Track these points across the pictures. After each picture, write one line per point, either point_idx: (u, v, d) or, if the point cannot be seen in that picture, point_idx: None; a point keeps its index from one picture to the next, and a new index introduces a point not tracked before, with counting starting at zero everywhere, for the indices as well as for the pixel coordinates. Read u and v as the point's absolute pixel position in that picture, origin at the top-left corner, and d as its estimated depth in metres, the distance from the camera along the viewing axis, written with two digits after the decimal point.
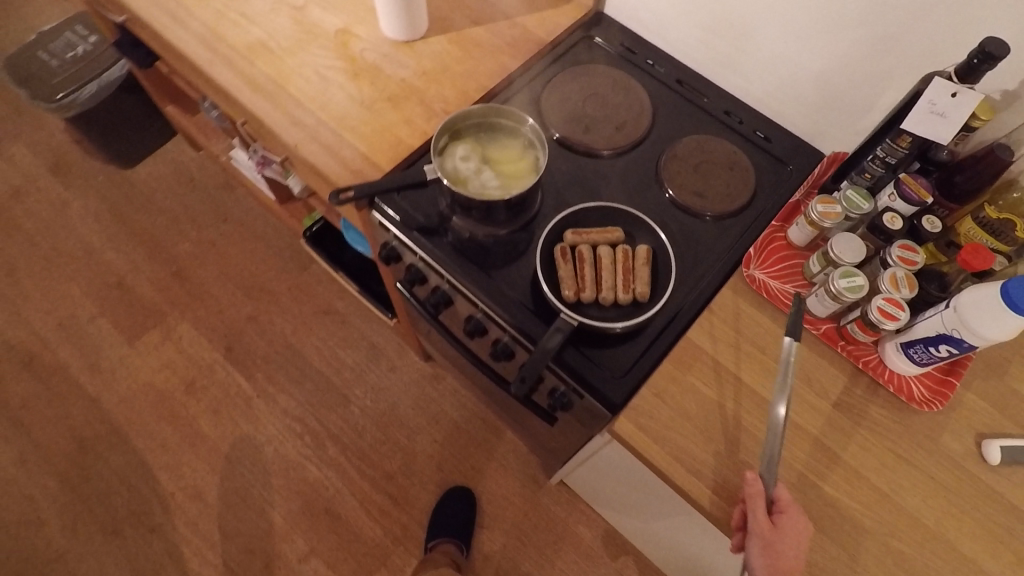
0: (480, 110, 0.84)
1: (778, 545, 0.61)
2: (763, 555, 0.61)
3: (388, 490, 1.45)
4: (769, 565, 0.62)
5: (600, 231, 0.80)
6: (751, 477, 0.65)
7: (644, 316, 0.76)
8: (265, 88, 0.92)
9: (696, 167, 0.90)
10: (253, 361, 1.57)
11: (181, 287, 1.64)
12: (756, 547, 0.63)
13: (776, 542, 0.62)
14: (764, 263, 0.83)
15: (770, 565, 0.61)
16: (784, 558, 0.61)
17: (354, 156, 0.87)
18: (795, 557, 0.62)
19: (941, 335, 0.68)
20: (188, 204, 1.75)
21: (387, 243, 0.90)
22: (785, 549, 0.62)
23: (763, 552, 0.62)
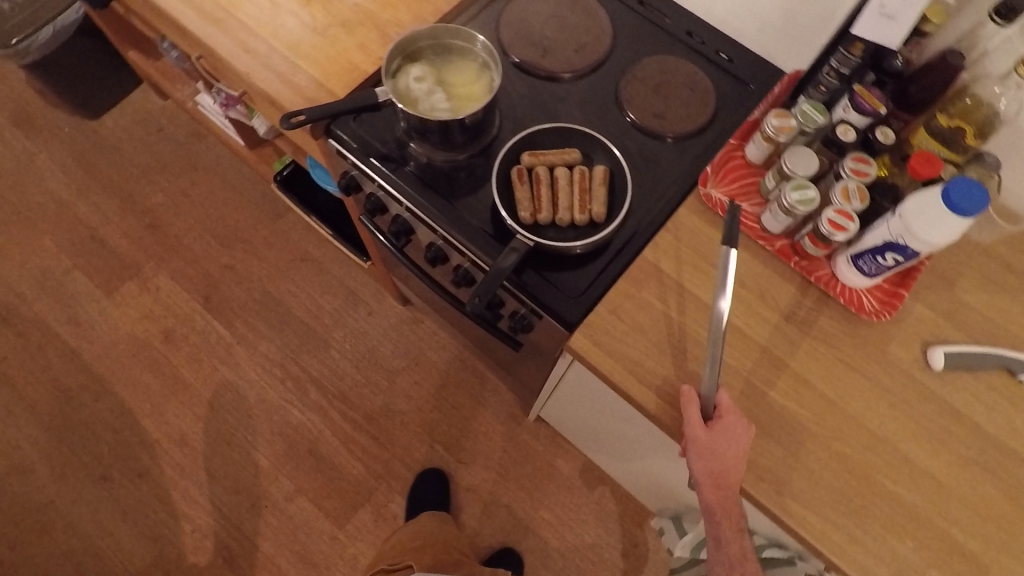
0: (434, 30, 0.82)
1: (714, 447, 0.66)
2: (700, 457, 0.67)
3: (370, 431, 1.48)
4: (705, 464, 0.67)
5: (557, 153, 0.80)
6: (690, 388, 0.70)
7: (600, 236, 0.77)
8: (215, 16, 0.89)
9: (656, 88, 0.89)
10: (232, 308, 1.58)
11: (156, 237, 1.63)
12: (693, 450, 0.68)
13: (712, 444, 0.66)
14: (721, 181, 0.82)
15: (705, 465, 0.67)
16: (719, 458, 0.66)
17: (307, 83, 0.85)
18: (731, 457, 0.66)
19: (888, 244, 0.68)
20: (158, 154, 1.72)
21: (346, 172, 0.90)
22: (720, 451, 0.66)
23: (700, 454, 0.67)
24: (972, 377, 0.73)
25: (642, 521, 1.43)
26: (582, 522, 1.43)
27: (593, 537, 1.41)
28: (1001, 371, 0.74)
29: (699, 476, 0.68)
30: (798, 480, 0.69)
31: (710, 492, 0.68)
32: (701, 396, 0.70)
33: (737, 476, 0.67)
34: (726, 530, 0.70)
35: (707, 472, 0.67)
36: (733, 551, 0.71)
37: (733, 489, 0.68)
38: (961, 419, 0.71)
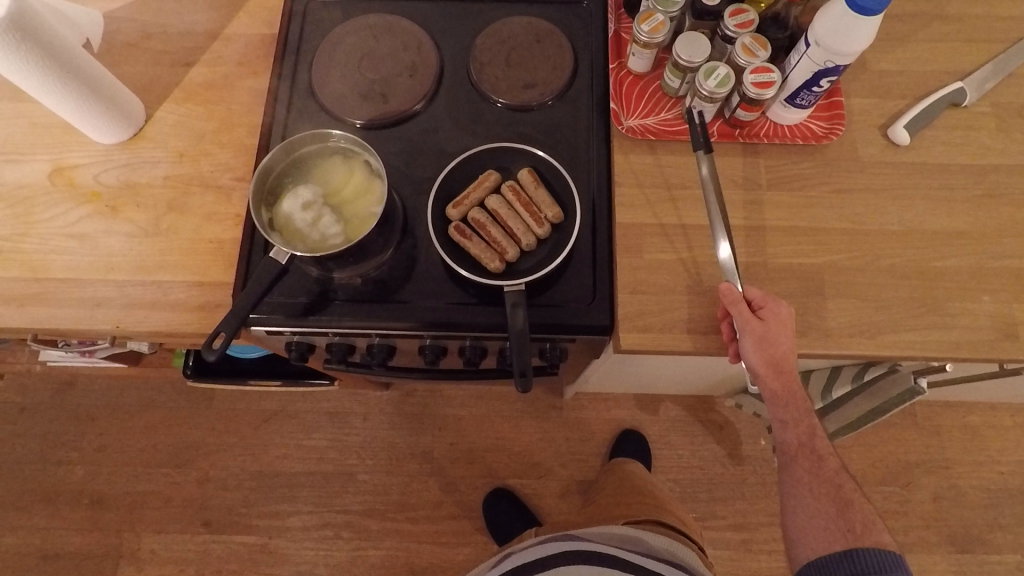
0: (280, 153, 0.71)
1: (768, 334, 0.65)
2: (757, 348, 0.65)
3: (447, 514, 1.42)
4: (763, 354, 0.65)
5: (477, 186, 0.73)
6: (727, 285, 0.67)
7: (572, 235, 0.72)
8: (30, 292, 0.73)
9: (508, 61, 0.82)
10: (239, 512, 1.42)
11: (111, 509, 1.43)
12: (748, 345, 0.66)
13: (766, 333, 0.65)
14: (631, 108, 0.78)
15: (764, 353, 0.65)
16: (774, 343, 0.65)
17: (187, 291, 0.72)
18: (783, 340, 0.66)
19: (818, 73, 0.68)
20: (42, 433, 1.48)
21: (290, 342, 0.79)
22: (774, 335, 0.66)
23: (757, 346, 0.65)
24: (931, 131, 0.77)
25: (712, 406, 1.47)
26: (670, 444, 1.45)
27: (686, 449, 1.45)
28: (948, 109, 0.78)
29: (756, 368, 0.67)
30: (879, 316, 0.70)
31: (771, 380, 0.67)
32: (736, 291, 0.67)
33: (792, 357, 0.67)
34: (793, 413, 0.69)
35: (766, 360, 0.66)
36: (806, 432, 0.69)
37: (791, 369, 0.67)
38: (950, 170, 0.75)
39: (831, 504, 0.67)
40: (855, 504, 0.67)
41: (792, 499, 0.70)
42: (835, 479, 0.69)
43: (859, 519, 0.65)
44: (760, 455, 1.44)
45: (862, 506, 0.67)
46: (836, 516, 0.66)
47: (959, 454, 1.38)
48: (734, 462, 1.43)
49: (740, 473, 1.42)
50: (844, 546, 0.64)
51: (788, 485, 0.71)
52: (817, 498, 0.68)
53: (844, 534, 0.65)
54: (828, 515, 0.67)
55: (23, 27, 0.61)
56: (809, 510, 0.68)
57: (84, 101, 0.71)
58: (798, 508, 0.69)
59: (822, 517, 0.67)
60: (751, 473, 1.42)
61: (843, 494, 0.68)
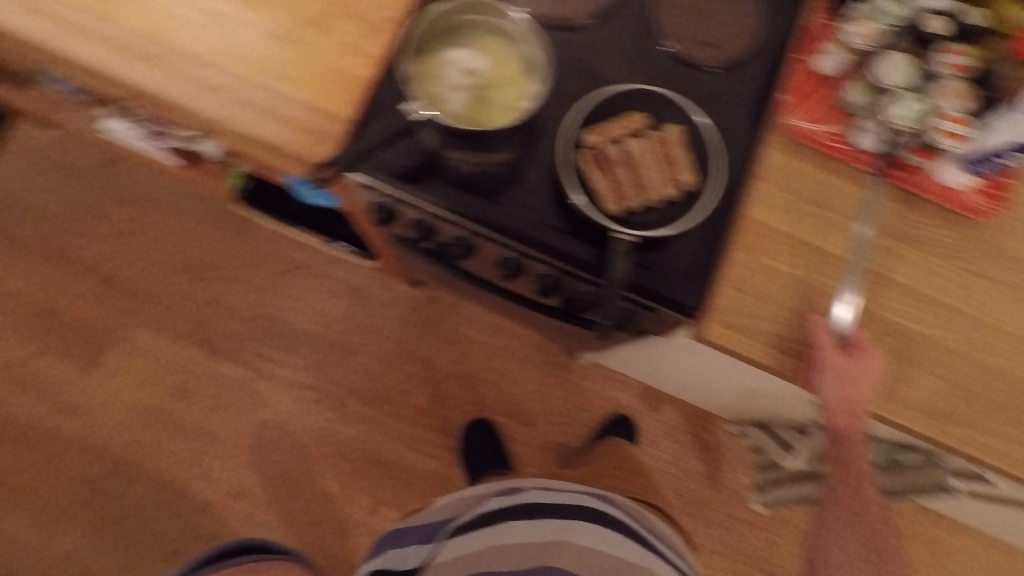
0: (445, 10, 0.67)
1: (851, 373, 0.63)
2: (837, 385, 0.63)
3: (426, 422, 1.43)
4: (841, 392, 0.64)
5: (623, 123, 0.70)
6: (817, 317, 0.67)
7: (697, 209, 0.69)
8: (148, 52, 0.70)
9: (694, 11, 0.78)
10: (236, 343, 1.44)
11: (118, 293, 1.44)
12: (827, 378, 0.64)
13: (849, 371, 0.63)
14: (800, 107, 0.74)
15: (841, 392, 0.64)
16: (855, 384, 0.64)
17: (302, 112, 0.70)
18: (864, 384, 0.64)
19: (1012, 143, 0.65)
20: (77, 197, 1.47)
21: (378, 204, 0.77)
22: (860, 377, 0.64)
23: (837, 383, 0.63)
24: None
25: (710, 425, 1.47)
26: (656, 443, 1.46)
27: (669, 454, 1.46)
28: None
29: (828, 403, 0.66)
30: (957, 405, 0.68)
31: (840, 418, 0.67)
32: (831, 325, 0.67)
33: (867, 403, 0.65)
34: (853, 453, 0.71)
35: (841, 399, 0.64)
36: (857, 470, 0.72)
37: (861, 413, 0.66)
38: None
39: (867, 542, 0.73)
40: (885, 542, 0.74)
41: (830, 526, 0.75)
42: (876, 521, 0.74)
43: (887, 553, 0.74)
44: (737, 487, 1.44)
45: (891, 548, 0.74)
46: (868, 552, 0.73)
47: None
48: (709, 484, 1.44)
49: (709, 495, 1.44)
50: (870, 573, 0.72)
51: (830, 517, 0.75)
52: (859, 538, 0.73)
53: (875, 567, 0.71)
54: (863, 549, 0.73)
55: None
56: (846, 544, 0.73)
57: None
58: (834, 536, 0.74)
59: (856, 550, 0.73)
60: (719, 500, 1.44)
61: (880, 537, 0.74)
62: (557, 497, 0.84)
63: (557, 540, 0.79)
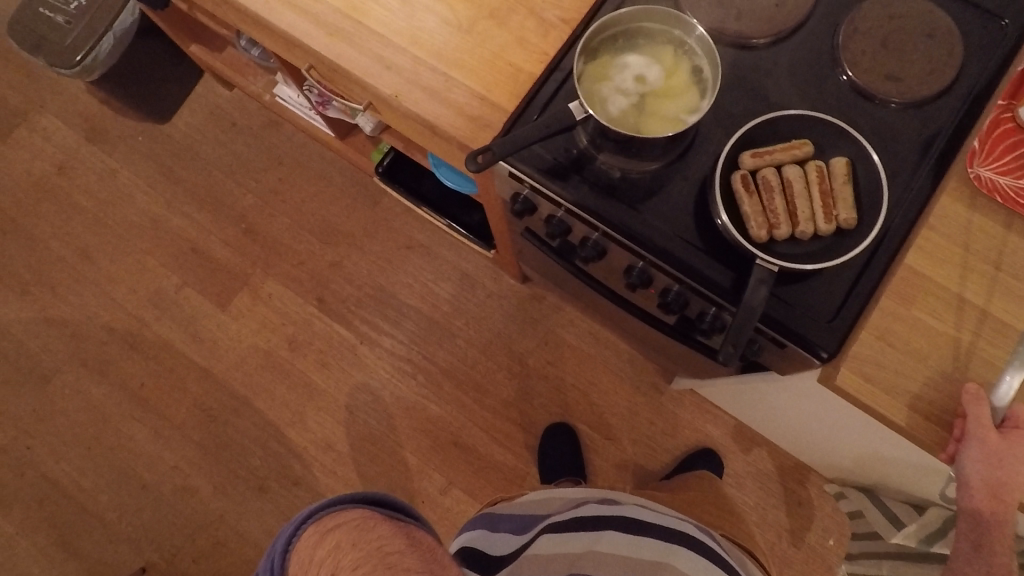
0: (628, 15, 0.68)
1: (1003, 456, 0.57)
2: (981, 466, 0.57)
3: (510, 416, 1.45)
4: (986, 474, 0.58)
5: (785, 148, 0.67)
6: (973, 386, 0.60)
7: (852, 250, 0.64)
8: (341, 27, 0.76)
9: (883, 41, 0.72)
10: (349, 307, 1.53)
11: (256, 243, 1.57)
12: (971, 456, 0.58)
13: (999, 453, 0.57)
14: (990, 157, 0.69)
15: (985, 474, 0.57)
16: (1004, 468, 0.57)
17: (466, 98, 0.73)
18: (1016, 471, 0.57)
19: None
20: (238, 151, 1.63)
21: (518, 194, 0.79)
22: (1013, 459, 0.57)
23: (982, 464, 0.57)
24: None
25: (804, 480, 1.38)
26: (741, 487, 1.39)
27: (754, 501, 1.38)
28: None
29: (969, 484, 0.59)
30: None
31: (979, 501, 0.60)
32: (988, 399, 0.59)
33: (1018, 491, 0.58)
34: (993, 543, 0.62)
35: (984, 482, 0.58)
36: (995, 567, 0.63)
37: (1008, 501, 0.59)
38: None
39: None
40: None
41: None
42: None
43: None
44: (824, 553, 1.34)
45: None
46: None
47: None
48: (793, 542, 1.35)
49: (791, 554, 1.35)
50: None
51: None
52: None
53: None
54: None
55: None
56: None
57: None
58: None
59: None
60: (802, 562, 1.34)
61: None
62: (656, 517, 0.88)
63: (659, 561, 0.80)
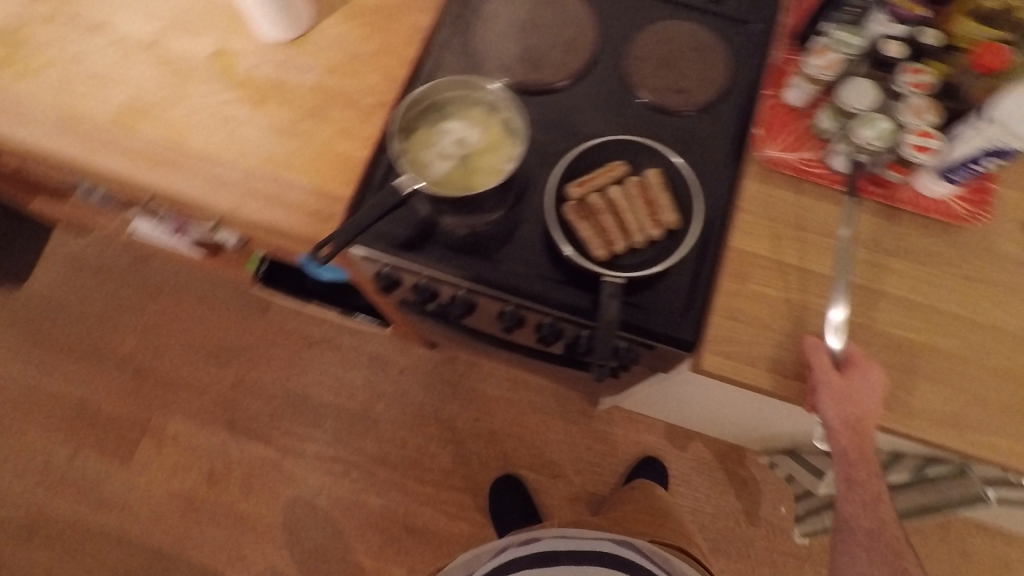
0: (431, 90, 0.73)
1: (850, 393, 0.63)
2: (836, 406, 0.63)
3: (454, 484, 1.43)
4: (842, 412, 0.64)
5: (603, 172, 0.74)
6: (811, 339, 0.68)
7: (682, 246, 0.71)
8: (166, 158, 0.77)
9: (662, 61, 0.82)
10: (263, 423, 1.47)
11: (149, 384, 1.49)
12: (825, 399, 0.65)
13: (846, 391, 0.63)
14: (775, 138, 0.77)
15: (842, 413, 0.63)
16: (855, 403, 0.63)
17: (305, 196, 0.75)
18: (866, 403, 0.64)
19: (986, 150, 0.65)
20: (109, 296, 1.56)
21: (380, 272, 0.81)
22: (859, 395, 0.64)
23: (836, 404, 0.64)
24: None
25: (743, 459, 1.44)
26: (688, 484, 1.43)
27: (703, 494, 1.42)
28: None
29: (832, 426, 0.65)
30: (974, 411, 0.67)
31: (845, 439, 0.65)
32: (825, 345, 0.67)
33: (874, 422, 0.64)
34: (862, 475, 0.67)
35: (845, 420, 0.64)
36: (870, 495, 0.68)
37: (868, 432, 0.65)
38: None
39: (885, 568, 0.69)
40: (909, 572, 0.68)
41: (845, 556, 0.71)
42: (895, 546, 0.69)
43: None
44: (779, 522, 1.40)
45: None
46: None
47: None
48: (749, 521, 1.40)
49: (751, 533, 1.39)
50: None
51: (842, 540, 0.71)
52: (871, 561, 0.69)
53: None
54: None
55: None
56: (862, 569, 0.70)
57: None
58: (850, 563, 0.71)
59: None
60: (762, 537, 1.39)
61: (901, 561, 0.69)
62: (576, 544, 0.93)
63: None
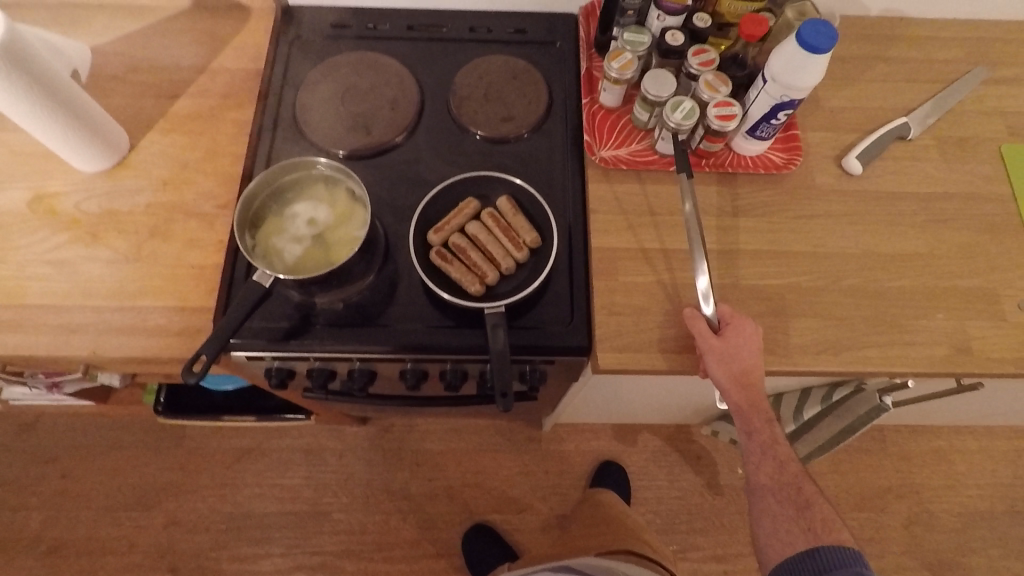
0: (265, 180, 0.73)
1: (730, 349, 0.68)
2: (719, 363, 0.68)
3: (424, 552, 1.39)
4: (727, 368, 0.68)
5: (456, 212, 0.75)
6: (689, 309, 0.71)
7: (549, 259, 0.74)
8: (2, 319, 0.72)
9: (486, 96, 0.86)
10: (207, 556, 1.37)
11: (69, 557, 1.36)
12: (712, 360, 0.69)
13: (726, 349, 0.68)
14: (604, 140, 0.82)
15: (727, 369, 0.68)
16: (736, 358, 0.68)
17: (166, 316, 0.72)
18: (747, 355, 0.69)
19: (776, 106, 0.73)
20: (1, 476, 1.42)
21: (270, 368, 0.79)
22: (738, 350, 0.68)
23: (721, 361, 0.68)
24: (881, 162, 0.83)
25: (689, 435, 1.49)
26: (648, 475, 1.45)
27: (664, 480, 1.45)
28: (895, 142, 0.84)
29: (722, 383, 0.69)
30: (841, 331, 0.74)
31: (738, 394, 0.69)
32: (701, 313, 0.71)
33: (758, 370, 0.69)
34: (757, 423, 0.70)
35: (730, 375, 0.68)
36: (766, 440, 0.71)
37: (756, 382, 0.69)
38: (898, 198, 0.80)
39: (791, 506, 0.70)
40: (814, 503, 0.69)
41: (758, 507, 0.72)
42: (794, 482, 0.71)
43: (819, 517, 0.68)
44: (738, 484, 1.45)
45: (822, 506, 0.69)
46: (798, 517, 0.69)
47: (931, 479, 1.41)
48: (713, 491, 1.44)
49: (717, 502, 1.43)
50: (806, 544, 0.67)
51: (754, 490, 0.73)
52: (779, 502, 0.70)
53: (805, 533, 0.68)
54: (789, 517, 0.69)
55: (12, 55, 0.62)
56: (773, 514, 0.70)
57: (70, 129, 0.72)
58: (762, 512, 0.71)
59: (785, 519, 0.70)
60: (728, 503, 1.43)
61: (803, 495, 0.70)
62: None
63: None
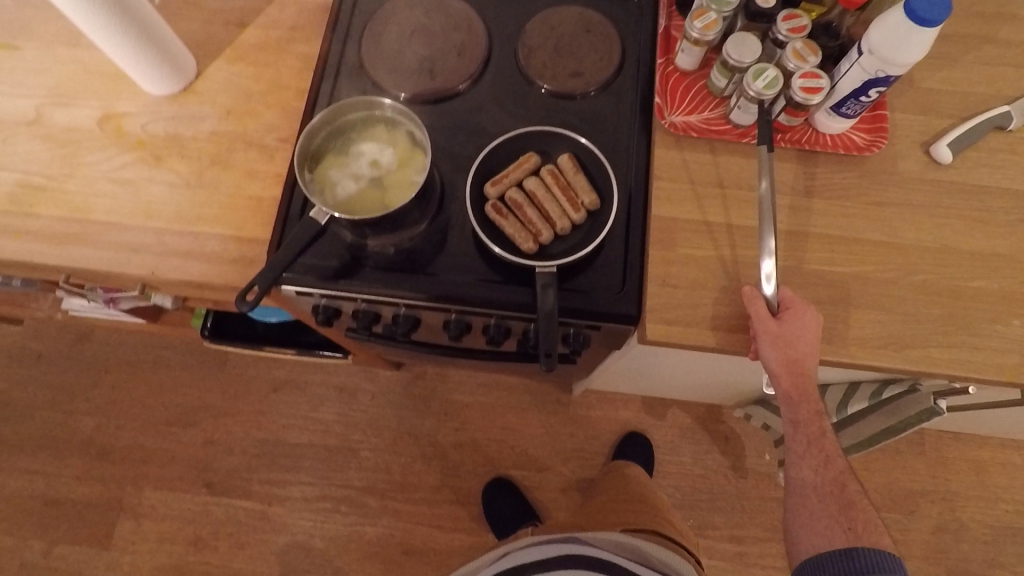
0: (328, 117, 0.72)
1: (788, 335, 0.65)
2: (775, 348, 0.65)
3: (445, 498, 1.42)
4: (783, 354, 0.66)
5: (516, 166, 0.74)
6: (749, 288, 0.68)
7: (606, 224, 0.72)
8: (69, 232, 0.74)
9: (556, 48, 0.83)
10: (241, 477, 1.44)
11: (115, 462, 1.44)
12: (766, 344, 0.66)
13: (785, 333, 0.65)
14: (675, 104, 0.78)
15: (783, 355, 0.65)
16: (793, 344, 0.65)
17: (223, 245, 0.74)
18: (803, 343, 0.66)
19: (868, 82, 0.68)
20: (57, 381, 1.50)
21: (318, 305, 0.80)
22: (795, 338, 0.66)
23: (776, 346, 0.65)
24: (972, 152, 0.77)
25: (720, 416, 1.47)
26: (673, 450, 1.45)
27: (689, 456, 1.45)
28: (992, 132, 0.78)
29: (774, 368, 0.67)
30: (906, 328, 0.70)
31: (788, 381, 0.67)
32: (761, 293, 0.68)
33: (813, 360, 0.67)
34: (804, 413, 0.69)
35: (785, 361, 0.66)
36: (814, 433, 0.69)
37: (809, 371, 0.67)
38: (986, 193, 0.75)
39: (832, 505, 0.69)
40: (857, 505, 0.68)
41: (796, 499, 0.71)
42: (839, 479, 0.69)
43: (861, 519, 0.67)
44: (764, 469, 1.43)
45: (864, 507, 0.68)
46: (838, 516, 0.68)
47: (967, 487, 1.37)
48: (737, 474, 1.43)
49: (741, 485, 1.42)
50: (845, 544, 0.66)
51: (793, 482, 0.72)
52: (820, 499, 0.69)
53: (844, 534, 0.67)
54: (830, 514, 0.68)
55: None
56: (810, 509, 0.69)
57: (140, 51, 0.72)
58: (801, 506, 0.70)
59: (824, 516, 0.69)
60: (752, 487, 1.42)
61: (846, 494, 0.69)
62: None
63: None
